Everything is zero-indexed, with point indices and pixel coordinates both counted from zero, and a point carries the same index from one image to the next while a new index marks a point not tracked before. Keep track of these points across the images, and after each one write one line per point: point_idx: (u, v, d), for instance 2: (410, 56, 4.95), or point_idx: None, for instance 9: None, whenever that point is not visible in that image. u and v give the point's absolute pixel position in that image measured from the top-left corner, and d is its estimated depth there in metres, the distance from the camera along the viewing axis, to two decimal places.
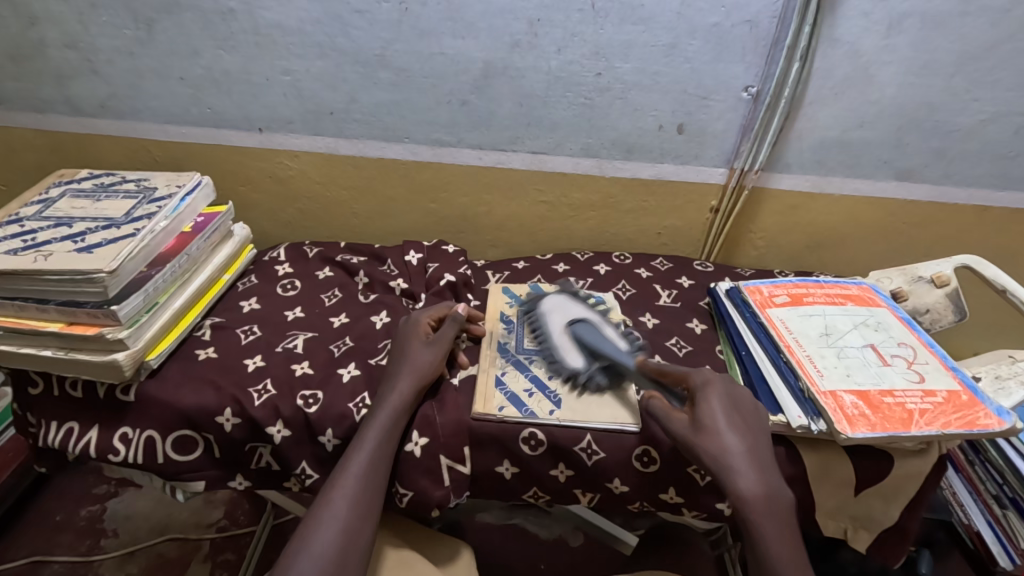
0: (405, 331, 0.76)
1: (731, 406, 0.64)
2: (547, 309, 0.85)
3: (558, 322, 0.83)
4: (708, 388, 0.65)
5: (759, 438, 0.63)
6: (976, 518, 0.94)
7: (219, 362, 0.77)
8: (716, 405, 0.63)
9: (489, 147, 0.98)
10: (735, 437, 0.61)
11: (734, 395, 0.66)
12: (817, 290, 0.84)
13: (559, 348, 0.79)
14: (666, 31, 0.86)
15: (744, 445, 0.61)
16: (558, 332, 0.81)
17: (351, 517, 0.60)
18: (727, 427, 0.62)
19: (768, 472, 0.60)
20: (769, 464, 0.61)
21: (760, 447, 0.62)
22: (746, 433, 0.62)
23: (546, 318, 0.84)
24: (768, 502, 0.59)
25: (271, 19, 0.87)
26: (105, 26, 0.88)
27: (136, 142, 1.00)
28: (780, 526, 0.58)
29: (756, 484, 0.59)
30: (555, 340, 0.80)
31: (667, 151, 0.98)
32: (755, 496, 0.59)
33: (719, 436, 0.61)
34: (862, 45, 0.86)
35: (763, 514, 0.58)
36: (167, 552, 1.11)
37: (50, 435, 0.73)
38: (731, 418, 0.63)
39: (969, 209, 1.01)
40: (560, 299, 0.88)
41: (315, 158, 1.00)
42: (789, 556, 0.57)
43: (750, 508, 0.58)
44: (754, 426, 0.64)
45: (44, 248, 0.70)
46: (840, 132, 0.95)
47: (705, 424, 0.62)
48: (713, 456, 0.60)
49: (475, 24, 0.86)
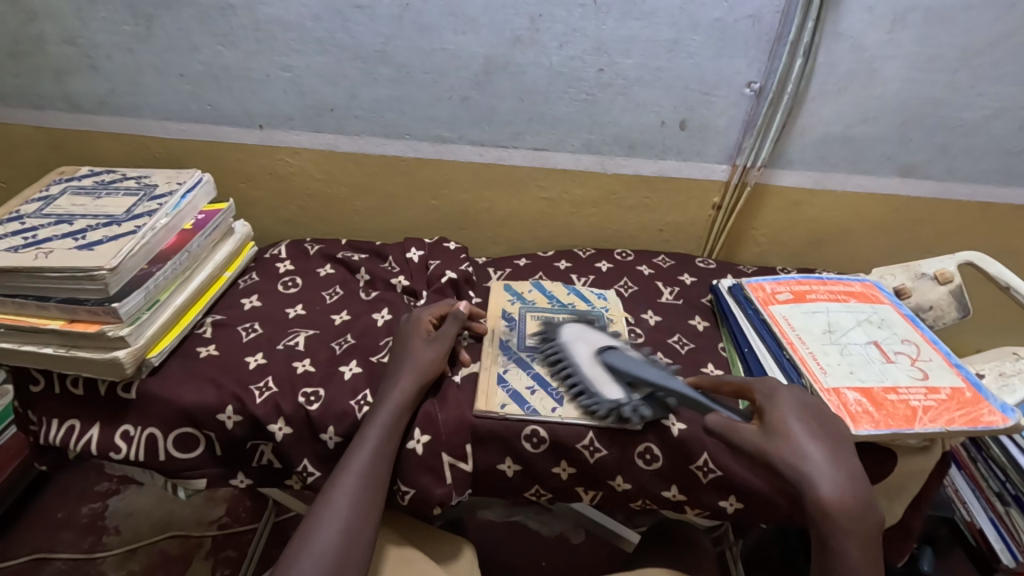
0: (407, 329, 0.76)
1: (806, 414, 0.61)
2: (567, 337, 0.79)
3: (584, 351, 0.77)
4: (777, 397, 0.63)
5: (842, 446, 0.58)
6: (979, 515, 0.96)
7: (220, 359, 0.76)
8: (790, 412, 0.60)
9: (491, 143, 0.98)
10: (815, 444, 0.57)
11: (810, 401, 0.62)
12: (820, 287, 0.84)
13: (592, 381, 0.73)
14: (668, 26, 0.85)
15: (823, 452, 0.57)
16: (587, 362, 0.75)
17: (352, 516, 0.60)
18: (805, 433, 0.58)
19: (854, 481, 0.56)
20: (855, 474, 0.56)
21: (845, 456, 0.58)
22: (826, 441, 0.58)
23: (570, 347, 0.77)
24: (854, 513, 0.54)
25: (271, 14, 0.86)
26: (104, 22, 0.88)
27: (136, 139, 1.00)
28: (864, 541, 0.53)
29: (840, 493, 0.54)
30: (587, 371, 0.74)
31: (669, 148, 0.97)
32: (838, 505, 0.54)
33: (795, 443, 0.57)
34: (866, 39, 0.85)
35: (844, 526, 0.53)
36: (168, 549, 1.11)
37: (51, 433, 0.73)
38: (806, 424, 0.59)
39: (973, 205, 1.01)
40: (576, 327, 0.81)
41: (316, 154, 1.00)
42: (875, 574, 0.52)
43: (832, 520, 0.53)
44: (834, 434, 0.59)
45: (45, 245, 0.70)
46: (843, 128, 0.94)
47: (782, 429, 0.59)
48: (789, 463, 0.56)
49: (476, 19, 0.86)
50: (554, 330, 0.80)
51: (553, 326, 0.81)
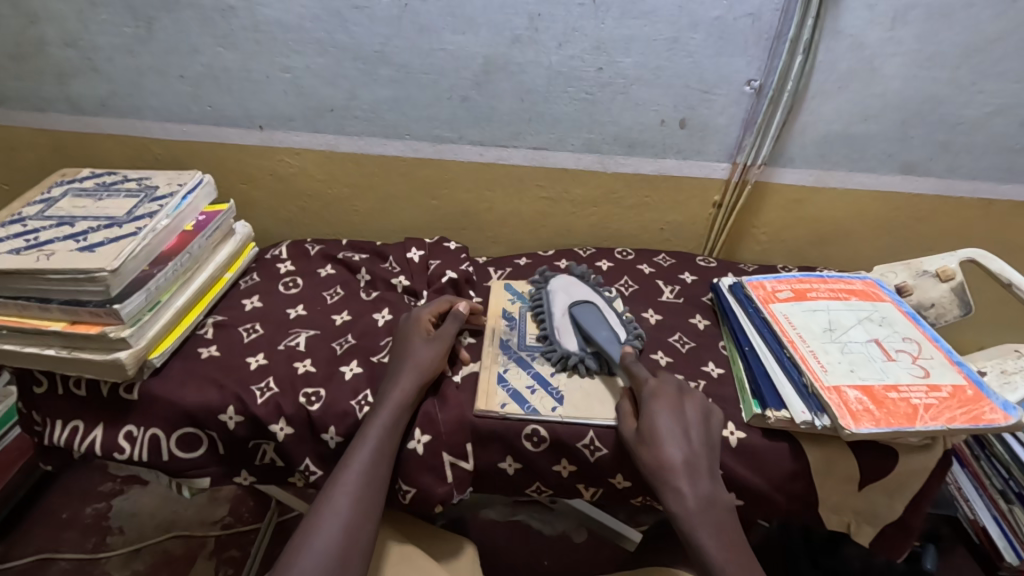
0: (406, 328, 0.76)
1: (677, 416, 0.65)
2: (553, 287, 0.84)
3: (560, 299, 0.82)
4: (655, 399, 0.66)
5: (702, 450, 0.64)
6: (982, 514, 0.96)
7: (221, 360, 0.77)
8: (663, 415, 0.65)
9: (491, 143, 0.98)
10: (677, 448, 0.62)
11: (684, 405, 0.67)
12: (821, 285, 0.84)
13: (557, 330, 0.79)
14: (667, 25, 0.85)
15: (682, 457, 0.62)
16: (559, 312, 0.81)
17: (353, 514, 0.60)
18: (671, 437, 0.63)
19: (707, 482, 0.61)
20: (708, 474, 0.62)
21: (702, 459, 0.63)
22: (689, 445, 0.63)
23: (549, 295, 0.83)
24: (706, 510, 0.60)
25: (270, 15, 0.86)
26: (105, 24, 0.88)
27: (137, 141, 1.00)
28: (719, 534, 0.59)
29: (694, 494, 0.60)
30: (555, 320, 0.80)
31: (670, 147, 0.97)
32: (690, 505, 0.60)
33: (659, 448, 0.62)
34: (866, 37, 0.85)
35: (700, 524, 0.59)
36: (173, 549, 1.11)
37: (55, 434, 0.73)
38: (674, 427, 0.64)
39: (974, 202, 1.00)
40: (567, 278, 0.86)
41: (316, 155, 1.00)
42: (728, 562, 0.57)
43: (687, 518, 0.59)
44: (698, 437, 0.64)
45: (46, 247, 0.70)
46: (844, 125, 0.94)
47: (651, 433, 0.63)
48: (652, 467, 0.62)
49: (475, 19, 0.86)
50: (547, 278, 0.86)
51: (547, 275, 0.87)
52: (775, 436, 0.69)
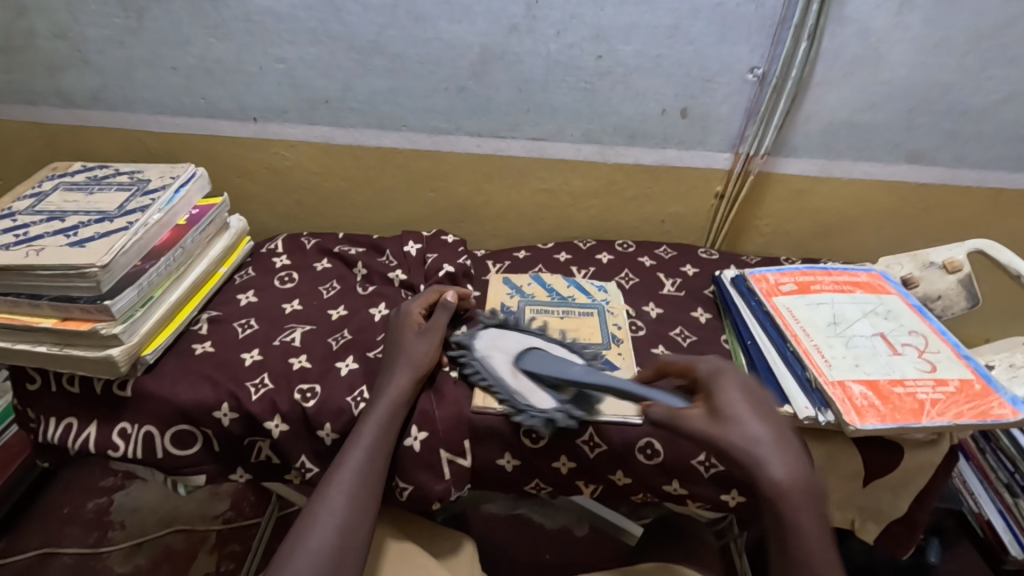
0: (398, 323, 0.75)
1: (751, 396, 0.61)
2: (480, 349, 0.74)
3: (502, 360, 0.73)
4: (723, 378, 0.62)
5: (787, 430, 0.58)
6: (987, 507, 0.95)
7: (216, 356, 0.76)
8: (735, 393, 0.60)
9: (488, 134, 0.96)
10: (761, 426, 0.57)
11: (752, 385, 0.62)
12: (825, 278, 0.82)
13: (519, 392, 0.69)
14: (668, 12, 0.83)
15: (770, 434, 0.57)
16: (509, 374, 0.71)
17: (349, 514, 0.59)
18: (752, 415, 0.58)
19: (801, 463, 0.56)
20: (802, 456, 0.56)
21: (790, 439, 0.58)
22: (772, 424, 0.58)
23: (485, 360, 0.73)
24: (806, 492, 0.54)
25: (261, 4, 0.85)
26: (94, 15, 0.87)
27: (130, 134, 0.99)
28: (819, 519, 0.53)
29: (791, 474, 0.54)
30: (509, 383, 0.70)
31: (671, 137, 0.95)
32: (792, 487, 0.54)
33: (746, 426, 0.57)
34: (873, 23, 0.83)
35: (801, 507, 0.53)
36: (174, 544, 1.11)
37: (49, 431, 0.73)
38: (751, 406, 0.59)
39: (983, 191, 0.98)
40: (486, 334, 0.76)
41: (312, 147, 0.98)
42: (828, 552, 0.52)
43: (786, 500, 0.53)
44: (778, 417, 0.59)
45: (36, 242, 0.69)
46: (850, 114, 0.92)
47: (731, 412, 0.58)
48: (744, 445, 0.56)
49: (471, 7, 0.84)
50: (464, 339, 0.76)
51: (460, 335, 0.76)
52: None
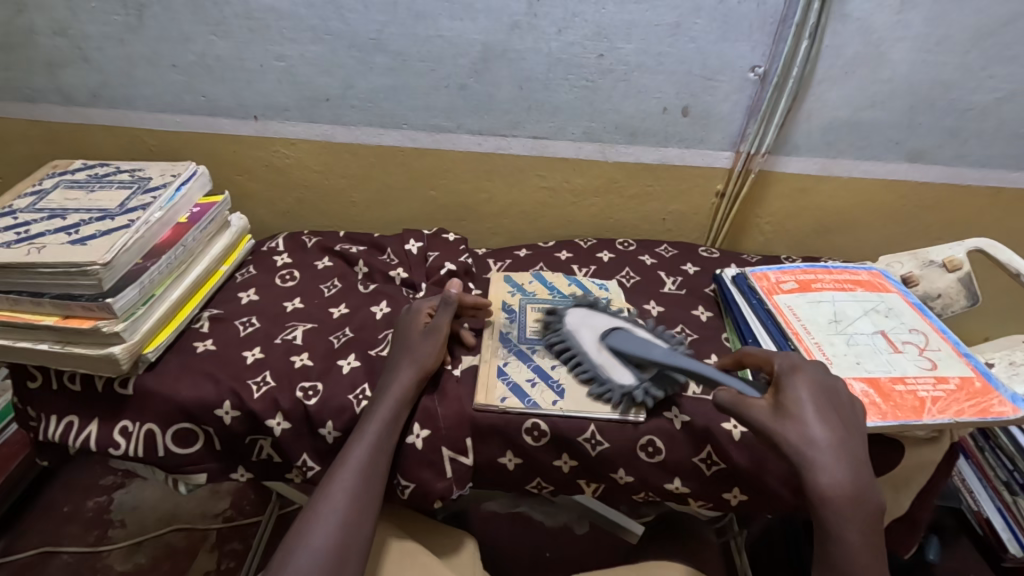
0: (405, 322, 0.74)
1: (823, 395, 0.59)
2: (570, 323, 0.77)
3: (589, 336, 0.75)
4: (796, 375, 0.61)
5: (853, 433, 0.58)
6: (986, 505, 0.96)
7: (217, 354, 0.76)
8: (805, 394, 0.59)
9: (489, 132, 0.96)
10: (824, 429, 0.57)
11: (830, 382, 0.61)
12: (826, 276, 0.82)
13: (601, 368, 0.72)
14: (670, 10, 0.83)
15: (832, 440, 0.56)
16: (593, 349, 0.73)
17: (350, 512, 0.59)
18: (817, 415, 0.58)
19: (858, 470, 0.56)
20: (861, 462, 0.56)
21: (852, 443, 0.57)
22: (836, 427, 0.57)
23: (572, 335, 0.75)
24: (855, 502, 0.54)
25: (263, 2, 0.85)
26: (94, 12, 0.86)
27: (130, 132, 0.99)
28: (863, 529, 0.54)
29: (842, 483, 0.54)
30: (592, 358, 0.73)
31: (672, 135, 0.95)
32: (836, 495, 0.54)
33: (804, 428, 0.57)
34: (875, 21, 0.83)
35: (845, 516, 0.54)
36: (174, 542, 1.11)
37: (50, 429, 0.72)
38: (820, 407, 0.58)
39: (983, 190, 0.99)
40: (580, 309, 0.79)
41: (313, 145, 0.98)
42: (869, 562, 0.53)
43: (830, 506, 0.54)
44: (847, 420, 0.58)
45: (38, 240, 0.69)
46: (851, 112, 0.92)
47: (793, 411, 0.58)
48: (798, 448, 0.56)
49: (473, 5, 0.84)
50: (556, 311, 0.79)
51: (555, 307, 0.79)
52: None
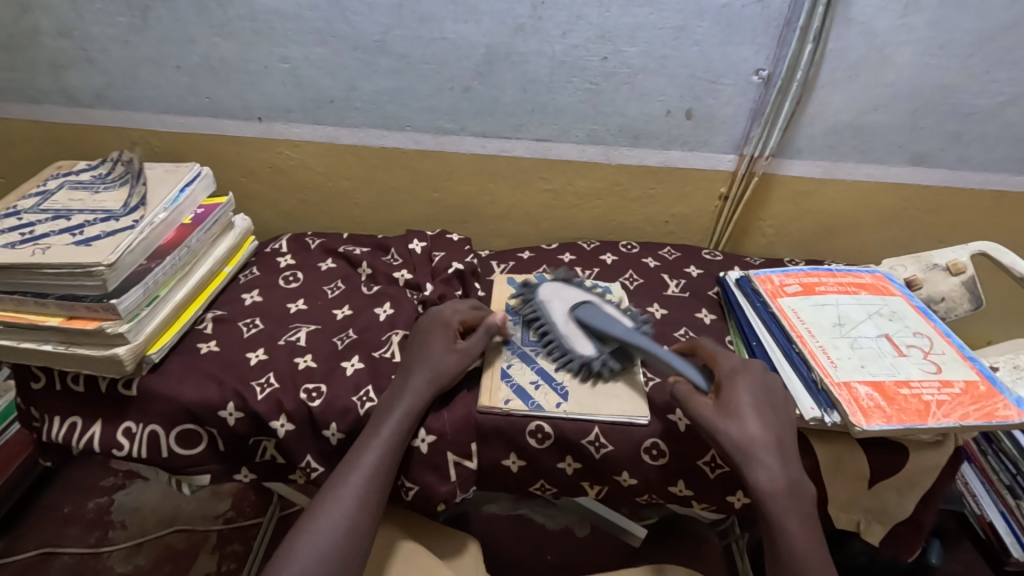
0: (432, 332, 0.72)
1: (760, 395, 0.64)
2: (543, 295, 0.80)
3: (558, 308, 0.78)
4: (736, 378, 0.65)
5: (785, 430, 0.62)
6: (989, 509, 0.95)
7: (221, 356, 0.75)
8: (743, 393, 0.63)
9: (493, 135, 0.96)
10: (762, 427, 0.61)
11: (766, 383, 0.65)
12: (829, 279, 0.82)
13: (566, 338, 0.75)
14: (674, 13, 0.83)
15: (769, 437, 0.60)
16: (561, 320, 0.76)
17: (357, 516, 0.59)
18: (757, 413, 0.62)
19: (792, 464, 0.60)
20: (792, 456, 0.61)
21: (786, 439, 0.62)
22: (772, 424, 0.62)
23: (544, 305, 0.79)
24: (792, 493, 0.59)
25: (267, 3, 0.85)
26: (99, 14, 0.87)
27: (134, 133, 0.99)
28: (802, 519, 0.58)
29: (778, 476, 0.59)
30: (559, 328, 0.76)
31: (675, 138, 0.95)
32: (777, 488, 0.58)
33: (747, 425, 0.61)
34: (878, 25, 0.83)
35: (785, 507, 0.58)
36: (175, 544, 1.11)
37: (53, 430, 0.72)
38: (760, 408, 0.62)
39: (986, 194, 0.99)
40: (554, 284, 0.82)
41: (316, 147, 0.98)
42: (812, 550, 0.57)
43: (769, 499, 0.58)
44: (782, 418, 0.63)
45: (42, 241, 0.69)
46: (854, 115, 0.92)
47: (736, 409, 0.62)
48: (738, 444, 0.60)
49: (477, 7, 0.84)
50: (534, 283, 0.82)
51: (533, 280, 0.83)
52: None
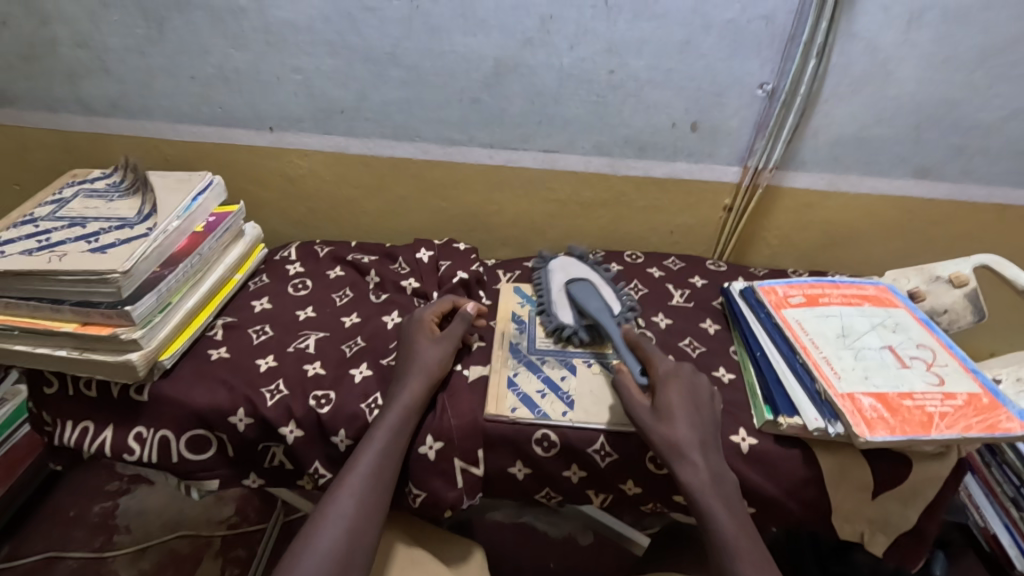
0: (410, 330, 0.76)
1: (690, 396, 0.66)
2: (552, 266, 0.88)
3: (559, 279, 0.86)
4: (671, 379, 0.67)
5: (711, 431, 0.64)
6: (993, 521, 0.95)
7: (231, 362, 0.76)
8: (674, 393, 0.65)
9: (500, 145, 0.97)
10: (691, 427, 0.63)
11: (694, 385, 0.67)
12: (833, 291, 0.83)
13: (554, 305, 0.83)
14: (681, 27, 0.85)
15: (697, 436, 0.63)
16: (557, 290, 0.85)
17: (357, 517, 0.60)
18: (687, 414, 0.64)
19: (718, 462, 0.62)
20: (717, 453, 0.63)
21: (710, 438, 0.64)
22: (699, 425, 0.64)
23: (548, 275, 0.87)
24: (719, 488, 0.61)
25: (281, 16, 0.86)
26: (116, 25, 0.88)
27: (146, 141, 1.00)
28: (731, 511, 0.60)
29: (704, 472, 0.61)
30: (552, 296, 0.84)
31: (681, 150, 0.97)
32: (704, 484, 0.60)
33: (676, 426, 0.63)
34: (882, 41, 0.85)
35: (713, 501, 0.60)
36: (179, 548, 1.11)
37: (65, 434, 0.73)
38: (688, 409, 0.64)
39: (989, 208, 1.00)
40: (567, 258, 0.90)
41: (325, 156, 1.00)
42: (745, 542, 0.58)
43: (697, 495, 0.60)
44: (707, 418, 0.65)
45: (59, 248, 0.70)
46: (858, 129, 0.93)
47: (667, 410, 0.64)
48: (667, 444, 0.62)
49: (486, 21, 0.85)
50: (546, 260, 0.91)
51: (544, 257, 0.91)
52: (788, 444, 0.69)
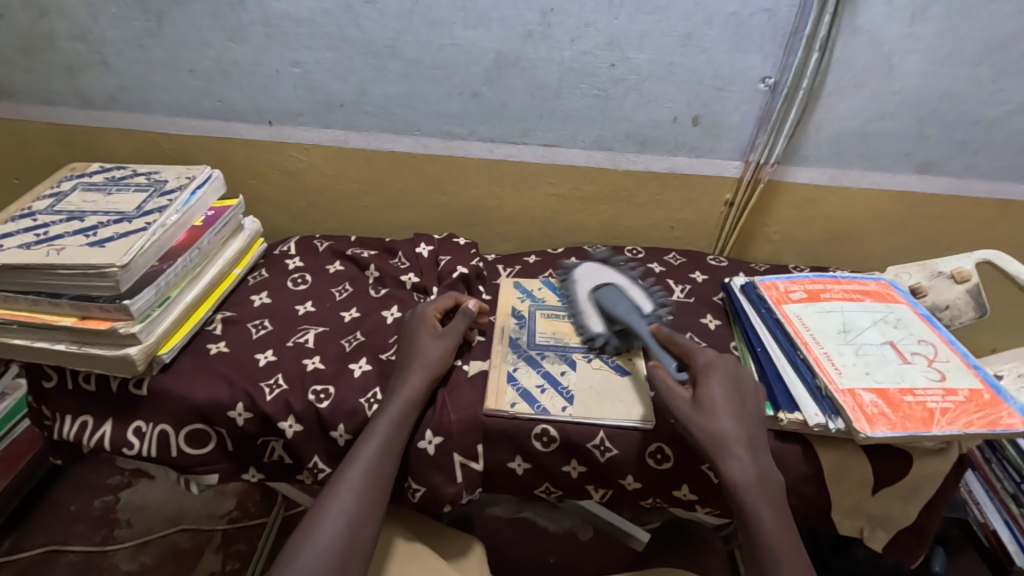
0: (412, 325, 0.75)
1: (732, 389, 0.65)
2: (579, 274, 0.86)
3: (585, 287, 0.84)
4: (712, 370, 0.67)
5: (755, 425, 0.64)
6: (993, 517, 0.95)
7: (230, 356, 0.76)
8: (717, 386, 0.65)
9: (501, 139, 0.97)
10: (733, 421, 0.63)
11: (739, 377, 0.67)
12: (834, 286, 0.83)
13: (583, 316, 0.81)
14: (682, 20, 0.84)
15: (740, 430, 0.62)
16: (584, 298, 0.83)
17: (357, 511, 0.60)
18: (730, 408, 0.64)
19: (762, 457, 0.62)
20: (762, 449, 0.62)
21: (755, 433, 0.63)
22: (742, 420, 0.63)
23: (574, 285, 0.85)
24: (763, 484, 0.60)
25: (281, 9, 0.86)
26: (115, 17, 0.88)
27: (146, 135, 1.00)
28: (774, 508, 0.60)
29: (748, 467, 0.60)
30: (580, 307, 0.82)
31: (682, 144, 0.96)
32: (747, 480, 0.60)
33: (718, 420, 0.63)
34: (886, 34, 0.84)
35: (757, 497, 0.59)
36: (180, 542, 1.12)
37: (65, 428, 0.73)
38: (732, 402, 0.64)
39: (992, 203, 0.99)
40: (593, 265, 0.87)
41: (325, 150, 0.99)
42: (787, 540, 0.58)
43: (741, 492, 0.60)
44: (752, 411, 0.64)
45: (57, 241, 0.70)
46: (860, 123, 0.93)
47: (710, 404, 0.64)
48: (708, 438, 0.62)
49: (486, 14, 0.85)
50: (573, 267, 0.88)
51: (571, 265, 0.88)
52: (788, 439, 0.69)
